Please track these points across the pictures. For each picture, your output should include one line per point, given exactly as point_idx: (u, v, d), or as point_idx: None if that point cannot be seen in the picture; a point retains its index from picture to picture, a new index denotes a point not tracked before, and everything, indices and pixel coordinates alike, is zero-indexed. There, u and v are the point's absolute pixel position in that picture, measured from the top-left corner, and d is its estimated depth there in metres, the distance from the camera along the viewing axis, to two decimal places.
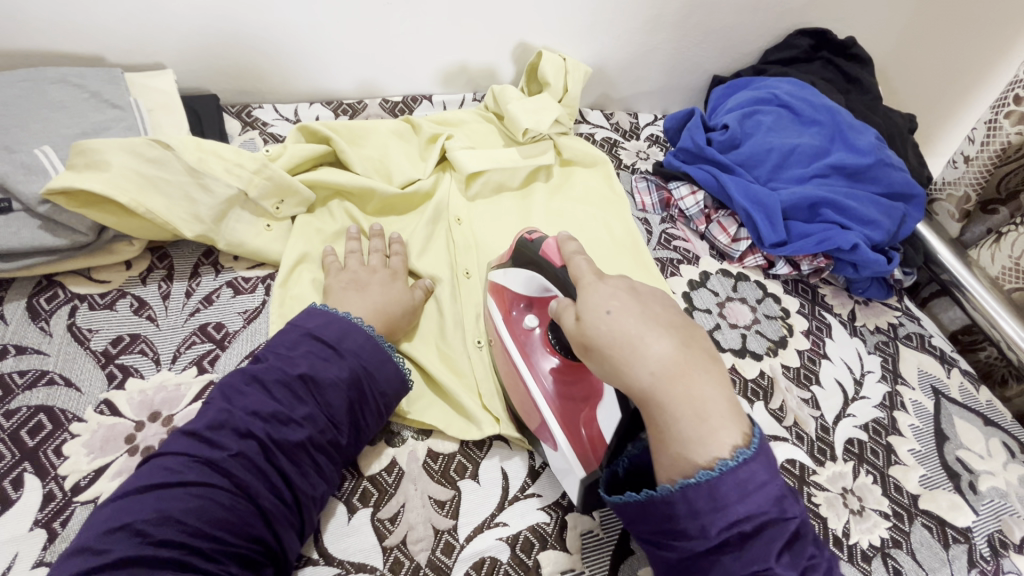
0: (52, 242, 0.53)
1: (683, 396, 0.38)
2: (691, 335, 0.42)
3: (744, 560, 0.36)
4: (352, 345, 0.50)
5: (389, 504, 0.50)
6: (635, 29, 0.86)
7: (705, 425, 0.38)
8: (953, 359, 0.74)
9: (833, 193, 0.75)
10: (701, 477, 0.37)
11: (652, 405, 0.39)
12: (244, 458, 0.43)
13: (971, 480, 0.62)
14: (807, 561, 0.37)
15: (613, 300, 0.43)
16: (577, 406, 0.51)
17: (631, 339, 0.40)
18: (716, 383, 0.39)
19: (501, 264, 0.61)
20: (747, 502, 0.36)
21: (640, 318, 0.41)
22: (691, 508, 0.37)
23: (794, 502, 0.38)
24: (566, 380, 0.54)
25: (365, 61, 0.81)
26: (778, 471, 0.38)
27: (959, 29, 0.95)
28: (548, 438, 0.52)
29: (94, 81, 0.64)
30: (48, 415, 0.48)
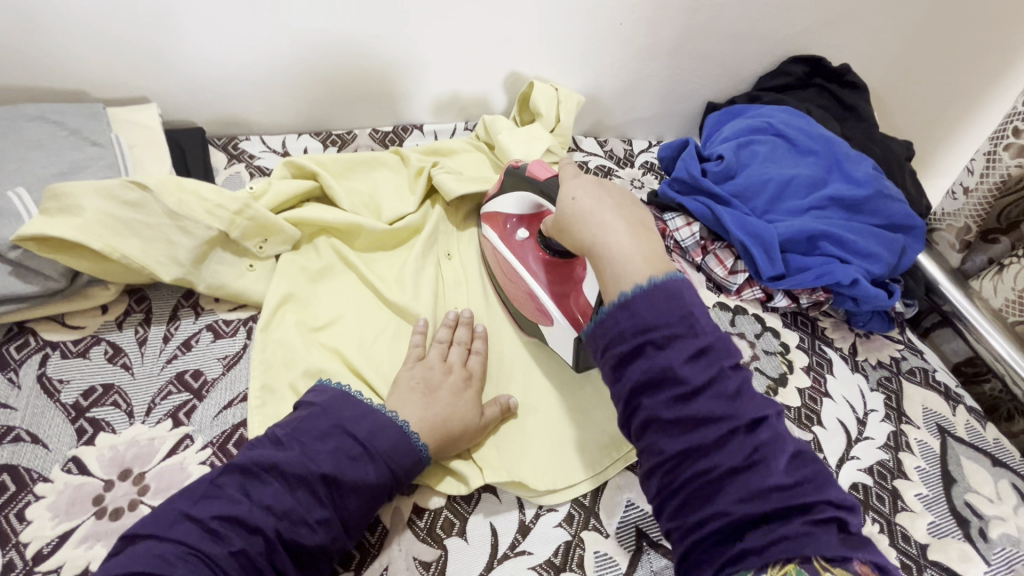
0: (22, 290, 0.51)
1: (618, 244, 0.45)
2: (640, 216, 0.48)
3: (652, 360, 0.40)
4: (385, 447, 0.47)
5: (372, 567, 0.48)
6: (628, 57, 0.85)
7: (631, 262, 0.44)
8: (958, 396, 0.71)
9: (831, 225, 0.74)
10: (621, 297, 0.42)
11: (596, 256, 0.46)
12: (244, 557, 0.40)
13: (981, 527, 0.59)
14: (717, 369, 0.39)
15: (579, 189, 0.50)
16: (567, 296, 0.59)
17: (585, 214, 0.48)
18: (649, 241, 0.46)
19: (490, 195, 0.68)
20: (654, 314, 0.40)
21: (597, 200, 0.49)
22: (613, 321, 0.42)
23: (711, 322, 0.41)
24: (558, 271, 0.61)
25: (355, 91, 0.80)
26: (694, 297, 0.42)
27: (954, 54, 0.94)
28: (545, 319, 0.59)
29: (74, 117, 0.63)
30: (12, 475, 0.46)
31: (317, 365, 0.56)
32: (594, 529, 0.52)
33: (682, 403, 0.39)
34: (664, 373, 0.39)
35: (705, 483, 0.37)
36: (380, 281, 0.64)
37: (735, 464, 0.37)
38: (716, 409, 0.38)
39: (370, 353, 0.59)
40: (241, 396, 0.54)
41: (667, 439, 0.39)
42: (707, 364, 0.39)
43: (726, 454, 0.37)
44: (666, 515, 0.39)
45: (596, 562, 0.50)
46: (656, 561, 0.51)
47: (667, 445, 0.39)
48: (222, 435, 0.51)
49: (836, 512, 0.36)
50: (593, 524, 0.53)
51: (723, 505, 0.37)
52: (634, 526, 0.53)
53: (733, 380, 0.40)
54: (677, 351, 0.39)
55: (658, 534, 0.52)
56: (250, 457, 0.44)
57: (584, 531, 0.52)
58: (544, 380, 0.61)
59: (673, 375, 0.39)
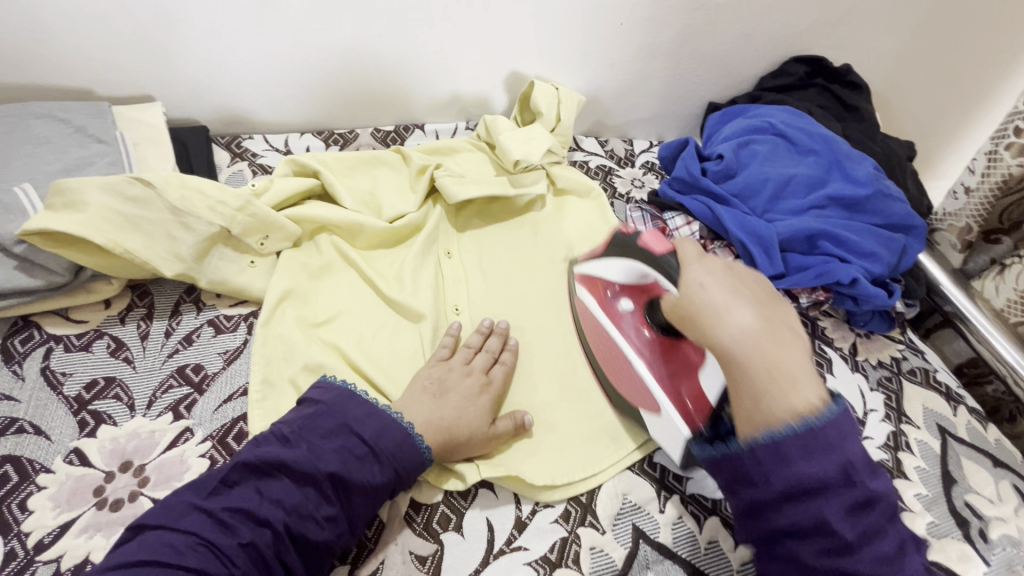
0: (27, 283, 0.52)
1: (758, 358, 0.43)
2: (776, 315, 0.47)
3: (804, 509, 0.40)
4: (390, 447, 0.47)
5: (369, 561, 0.48)
6: (630, 57, 0.85)
7: (775, 386, 0.42)
8: (959, 396, 0.71)
9: (831, 224, 0.74)
10: (767, 436, 0.42)
11: (732, 365, 0.45)
12: (252, 550, 0.41)
13: (981, 528, 0.59)
14: (871, 525, 0.40)
15: (708, 276, 0.49)
16: (679, 382, 0.58)
17: (719, 311, 0.46)
18: (792, 350, 0.44)
19: (589, 258, 0.67)
20: (809, 463, 0.40)
21: (731, 294, 0.47)
22: (756, 459, 0.42)
23: (867, 474, 0.41)
24: (663, 354, 0.60)
25: (358, 91, 0.80)
26: (851, 442, 0.41)
27: (957, 54, 0.94)
28: (649, 403, 0.57)
29: (79, 115, 0.64)
30: (15, 466, 0.46)
31: (317, 361, 0.56)
32: (590, 525, 0.52)
33: (832, 556, 0.40)
34: (816, 524, 0.40)
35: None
36: (380, 277, 0.65)
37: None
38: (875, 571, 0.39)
39: (370, 349, 0.60)
40: (241, 390, 0.54)
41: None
42: (862, 521, 0.40)
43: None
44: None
45: (592, 558, 0.50)
46: (652, 558, 0.51)
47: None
48: (222, 428, 0.51)
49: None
50: (589, 520, 0.53)
51: None
52: (630, 523, 0.53)
53: (889, 535, 0.40)
54: (831, 504, 0.40)
55: (654, 531, 0.53)
56: (257, 454, 0.44)
57: (580, 528, 0.52)
58: (544, 377, 0.62)
59: (825, 528, 0.40)
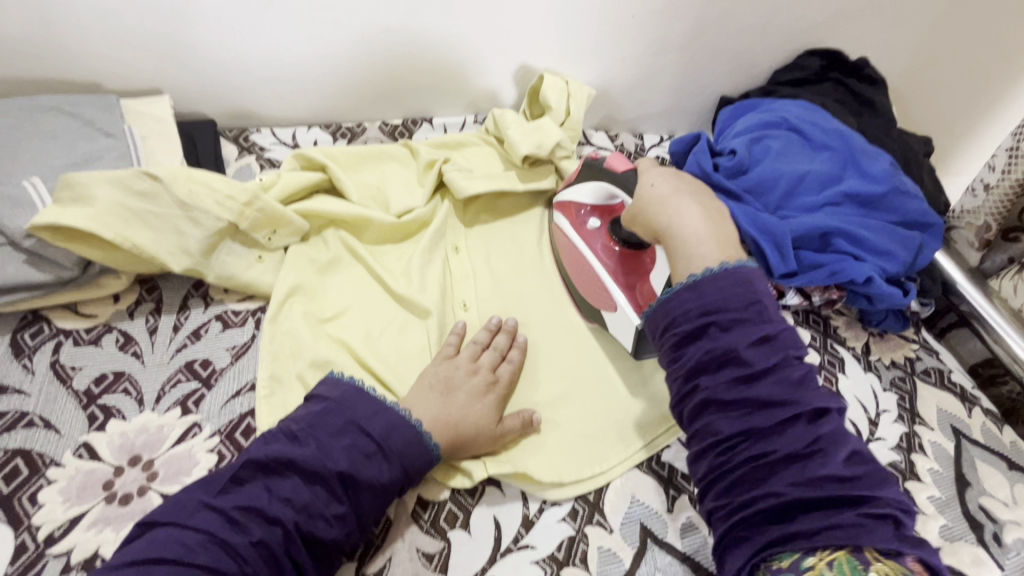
0: (37, 278, 0.52)
1: (691, 231, 0.51)
2: (713, 208, 0.54)
3: (718, 339, 0.44)
4: (399, 445, 0.47)
5: (376, 558, 0.48)
6: (642, 50, 0.84)
7: (700, 246, 0.49)
8: (974, 398, 0.70)
9: (846, 222, 0.72)
10: (691, 278, 0.47)
11: (669, 235, 0.52)
12: (264, 548, 0.41)
13: (996, 532, 0.58)
14: (781, 361, 0.43)
15: (657, 179, 0.57)
16: (635, 285, 0.61)
17: (662, 199, 0.54)
18: (719, 226, 0.52)
19: (563, 186, 0.71)
20: (723, 299, 0.45)
21: (674, 189, 0.55)
22: (680, 299, 0.46)
23: (777, 318, 0.45)
24: (625, 263, 0.63)
25: (366, 83, 0.80)
26: (760, 288, 0.46)
27: (978, 48, 0.92)
28: (607, 303, 0.62)
29: (87, 108, 0.64)
30: (25, 459, 0.47)
31: (324, 356, 0.56)
32: (598, 524, 0.52)
33: (743, 385, 0.42)
34: (726, 353, 0.43)
35: (761, 462, 0.40)
36: (387, 273, 0.64)
37: (794, 450, 0.40)
38: (777, 393, 0.41)
39: (377, 345, 0.59)
40: (249, 386, 0.54)
41: (726, 419, 0.42)
42: (772, 354, 0.43)
43: (785, 441, 0.40)
44: (713, 491, 0.43)
45: (600, 557, 0.50)
46: (661, 558, 0.51)
47: (724, 425, 0.42)
48: (230, 423, 0.51)
49: (894, 510, 0.38)
50: (597, 519, 0.52)
51: (775, 485, 0.40)
52: (638, 523, 0.52)
53: (798, 370, 0.43)
54: (741, 336, 0.43)
55: (663, 531, 0.52)
56: (266, 452, 0.44)
57: (587, 526, 0.52)
58: (552, 374, 0.61)
59: (735, 356, 0.43)
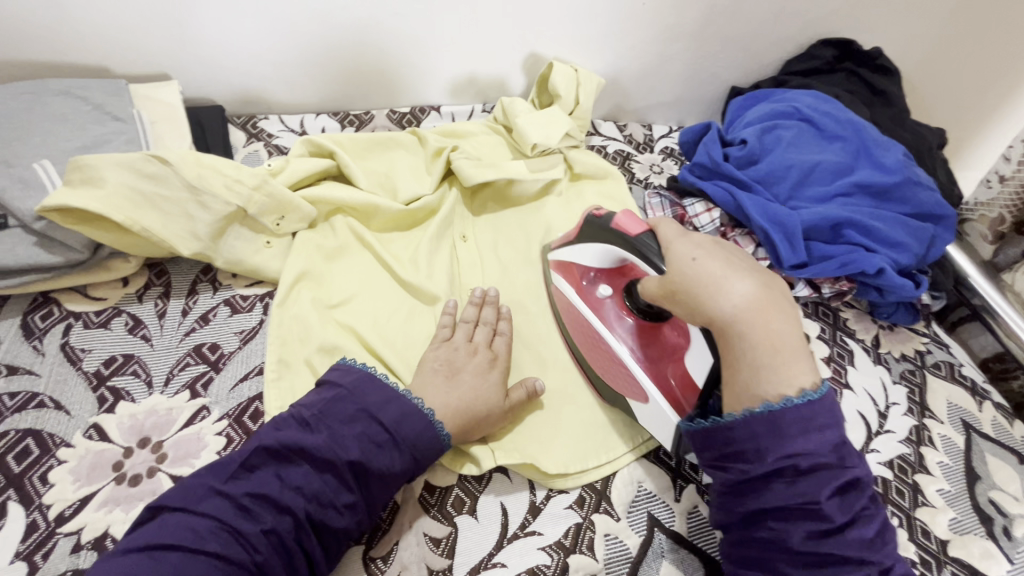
0: (47, 260, 0.52)
1: (761, 334, 0.44)
2: (771, 286, 0.47)
3: (794, 489, 0.41)
4: (410, 433, 0.47)
5: (383, 542, 0.48)
6: (652, 38, 0.83)
7: (771, 362, 0.43)
8: (985, 391, 0.69)
9: (857, 213, 0.71)
10: (765, 408, 0.43)
11: (730, 338, 0.45)
12: (274, 536, 0.41)
13: (1005, 525, 0.58)
14: (856, 510, 0.42)
15: (698, 250, 0.48)
16: (661, 365, 0.54)
17: (718, 285, 0.45)
18: (782, 317, 0.45)
19: (562, 243, 0.63)
20: (803, 440, 0.42)
21: (725, 267, 0.46)
22: (751, 432, 0.43)
23: (854, 457, 0.43)
24: (645, 338, 0.56)
25: (375, 70, 0.79)
26: (838, 422, 0.43)
27: (995, 40, 0.90)
28: (635, 391, 0.54)
29: (97, 92, 0.64)
30: (36, 439, 0.47)
31: (333, 342, 0.56)
32: (604, 512, 0.52)
33: (820, 540, 0.41)
34: (804, 504, 0.41)
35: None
36: (395, 260, 0.64)
37: None
38: (854, 551, 0.41)
39: (385, 331, 0.59)
40: (257, 369, 0.54)
41: (797, 569, 0.41)
42: (849, 503, 0.42)
43: None
44: None
45: (607, 545, 0.50)
46: (667, 545, 0.51)
47: (788, 567, 0.42)
48: (238, 407, 0.51)
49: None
50: (604, 507, 0.52)
51: None
52: (644, 511, 0.52)
53: (871, 518, 0.42)
54: (820, 485, 0.41)
55: (669, 519, 0.52)
56: (278, 438, 0.44)
57: (594, 514, 0.52)
58: (559, 363, 0.61)
59: (814, 509, 0.41)
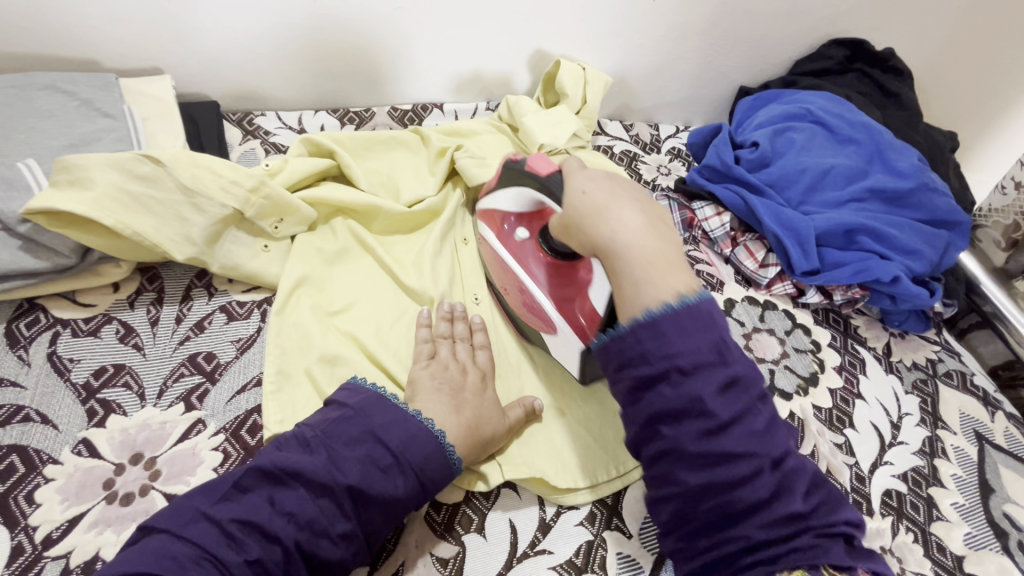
0: (32, 265, 0.49)
1: (640, 251, 0.42)
2: (659, 215, 0.46)
3: (680, 391, 0.38)
4: (416, 458, 0.44)
5: (387, 563, 0.46)
6: (661, 37, 0.81)
7: (650, 270, 0.41)
8: (997, 401, 0.68)
9: (871, 219, 0.70)
10: (646, 316, 0.40)
11: (612, 257, 0.43)
12: (259, 567, 0.39)
13: (1020, 541, 0.57)
14: (743, 405, 0.39)
15: (590, 182, 0.47)
16: (573, 300, 0.54)
17: (601, 209, 0.44)
18: (666, 241, 0.43)
19: (486, 189, 0.63)
20: (685, 342, 0.39)
21: (611, 193, 0.46)
22: (636, 339, 0.40)
23: (738, 353, 0.41)
24: (559, 277, 0.55)
25: (376, 67, 0.77)
26: (722, 325, 0.41)
27: (1008, 44, 0.89)
28: (548, 326, 0.55)
29: (86, 87, 0.61)
30: (21, 456, 0.44)
31: (334, 352, 0.54)
32: (616, 529, 0.51)
33: (709, 439, 0.38)
34: (691, 403, 0.38)
35: (723, 511, 0.38)
36: (398, 265, 0.62)
37: (759, 498, 0.37)
38: (741, 445, 0.38)
39: (387, 339, 0.57)
40: (255, 380, 0.52)
41: (688, 470, 0.39)
42: (735, 399, 0.39)
43: (751, 488, 0.38)
44: (674, 536, 0.41)
45: (619, 564, 0.49)
46: None
47: (684, 473, 0.39)
48: (235, 421, 0.49)
49: (846, 529, 0.39)
50: (615, 524, 0.51)
51: (742, 530, 0.38)
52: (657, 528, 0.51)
53: (758, 413, 0.40)
54: (705, 384, 0.38)
55: None
56: (275, 459, 0.42)
57: (606, 532, 0.50)
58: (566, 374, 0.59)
59: (700, 408, 0.38)
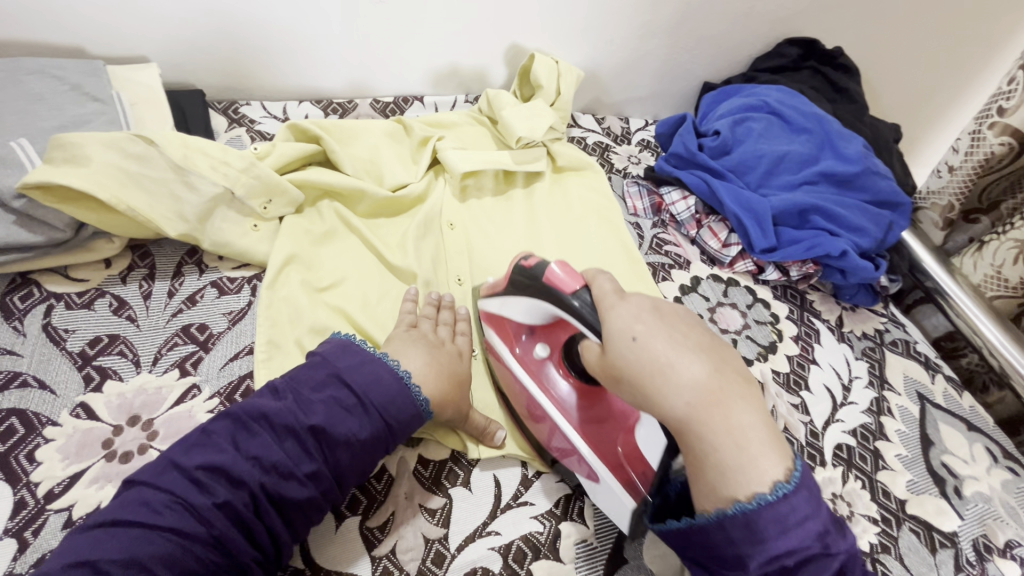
0: (27, 238, 0.51)
1: (720, 429, 0.39)
2: (722, 360, 0.42)
3: None
4: (380, 400, 0.46)
5: (378, 513, 0.49)
6: (629, 34, 0.86)
7: (735, 453, 0.39)
8: (937, 365, 0.75)
9: (822, 199, 0.76)
10: (739, 510, 0.37)
11: (688, 432, 0.40)
12: (229, 509, 0.40)
13: (956, 485, 0.63)
14: None
15: (639, 325, 0.43)
16: (609, 433, 0.51)
17: (663, 368, 0.41)
18: (742, 407, 0.40)
19: (492, 293, 0.60)
20: (786, 539, 0.36)
21: (669, 343, 0.42)
22: (728, 537, 0.38)
23: (840, 536, 0.38)
24: (587, 403, 0.53)
25: (356, 59, 0.80)
26: (821, 506, 0.38)
27: (940, 44, 0.97)
28: (583, 469, 0.51)
29: (75, 72, 0.62)
30: (21, 418, 0.46)
31: (323, 323, 0.57)
32: None
33: None
34: None
35: None
36: (383, 245, 0.65)
37: None
38: None
39: (374, 312, 0.60)
40: (247, 349, 0.54)
41: None
42: None
43: None
44: None
45: (596, 513, 0.52)
46: None
47: None
48: (229, 386, 0.52)
49: None
50: None
51: None
52: None
53: None
54: None
55: None
56: (244, 406, 0.44)
57: None
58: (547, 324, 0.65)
59: None
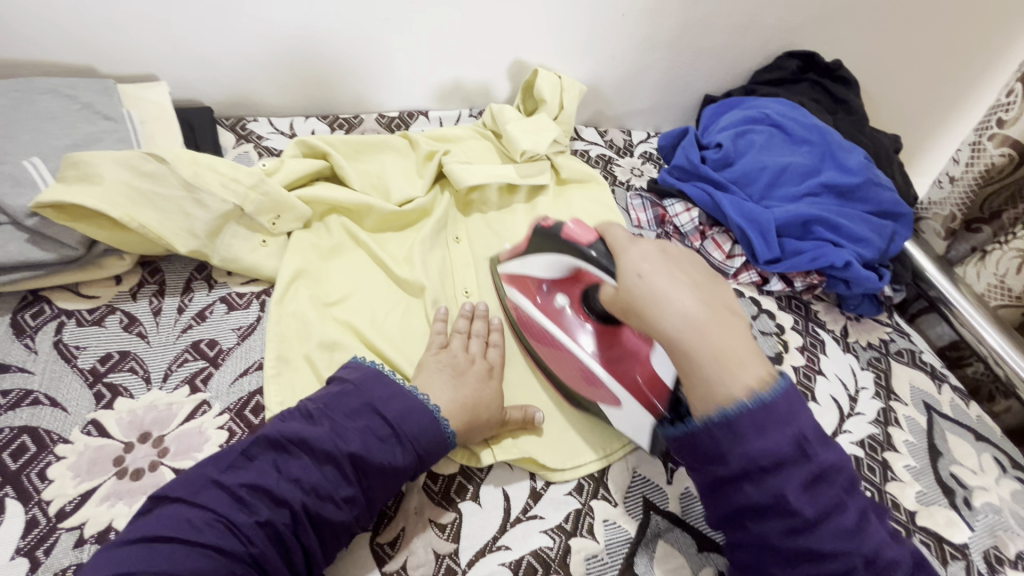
0: (39, 256, 0.51)
1: (707, 348, 0.44)
2: (716, 294, 0.47)
3: (762, 487, 0.41)
4: (414, 431, 0.47)
5: (388, 528, 0.49)
6: (631, 48, 0.87)
7: (720, 370, 0.43)
8: (943, 375, 0.75)
9: (825, 211, 0.77)
10: (721, 415, 0.43)
11: (681, 353, 0.45)
12: (270, 528, 0.41)
13: (966, 496, 0.62)
14: (828, 501, 0.41)
15: (645, 263, 0.48)
16: (626, 366, 0.58)
17: (658, 299, 0.46)
18: (733, 333, 0.45)
19: (512, 256, 0.65)
20: (763, 441, 0.41)
21: (669, 279, 0.47)
22: (713, 439, 0.43)
23: (821, 447, 0.42)
24: (605, 342, 0.60)
25: (363, 76, 0.81)
26: (802, 414, 0.43)
27: (938, 53, 0.98)
28: (606, 398, 0.57)
29: (86, 92, 0.63)
30: (32, 436, 0.46)
31: (332, 338, 0.57)
32: (602, 498, 0.54)
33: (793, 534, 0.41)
34: (774, 499, 0.41)
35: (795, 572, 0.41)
36: (390, 259, 0.66)
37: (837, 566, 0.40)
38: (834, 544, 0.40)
39: (382, 328, 0.60)
40: (257, 364, 0.54)
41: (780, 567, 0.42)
42: (818, 496, 0.41)
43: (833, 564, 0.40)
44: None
45: (606, 529, 0.52)
46: (662, 526, 0.53)
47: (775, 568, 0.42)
48: (239, 402, 0.52)
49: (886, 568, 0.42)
50: (601, 494, 0.54)
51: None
52: (641, 496, 0.55)
53: (843, 507, 0.42)
54: (789, 479, 0.41)
55: (665, 503, 0.55)
56: (280, 428, 0.44)
57: (593, 500, 0.54)
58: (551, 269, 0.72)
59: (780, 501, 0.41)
